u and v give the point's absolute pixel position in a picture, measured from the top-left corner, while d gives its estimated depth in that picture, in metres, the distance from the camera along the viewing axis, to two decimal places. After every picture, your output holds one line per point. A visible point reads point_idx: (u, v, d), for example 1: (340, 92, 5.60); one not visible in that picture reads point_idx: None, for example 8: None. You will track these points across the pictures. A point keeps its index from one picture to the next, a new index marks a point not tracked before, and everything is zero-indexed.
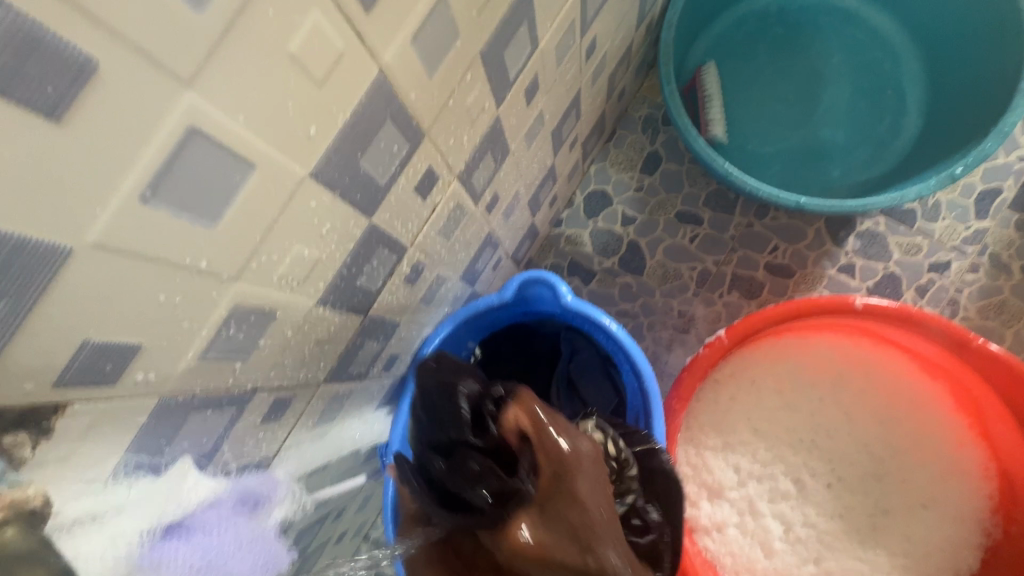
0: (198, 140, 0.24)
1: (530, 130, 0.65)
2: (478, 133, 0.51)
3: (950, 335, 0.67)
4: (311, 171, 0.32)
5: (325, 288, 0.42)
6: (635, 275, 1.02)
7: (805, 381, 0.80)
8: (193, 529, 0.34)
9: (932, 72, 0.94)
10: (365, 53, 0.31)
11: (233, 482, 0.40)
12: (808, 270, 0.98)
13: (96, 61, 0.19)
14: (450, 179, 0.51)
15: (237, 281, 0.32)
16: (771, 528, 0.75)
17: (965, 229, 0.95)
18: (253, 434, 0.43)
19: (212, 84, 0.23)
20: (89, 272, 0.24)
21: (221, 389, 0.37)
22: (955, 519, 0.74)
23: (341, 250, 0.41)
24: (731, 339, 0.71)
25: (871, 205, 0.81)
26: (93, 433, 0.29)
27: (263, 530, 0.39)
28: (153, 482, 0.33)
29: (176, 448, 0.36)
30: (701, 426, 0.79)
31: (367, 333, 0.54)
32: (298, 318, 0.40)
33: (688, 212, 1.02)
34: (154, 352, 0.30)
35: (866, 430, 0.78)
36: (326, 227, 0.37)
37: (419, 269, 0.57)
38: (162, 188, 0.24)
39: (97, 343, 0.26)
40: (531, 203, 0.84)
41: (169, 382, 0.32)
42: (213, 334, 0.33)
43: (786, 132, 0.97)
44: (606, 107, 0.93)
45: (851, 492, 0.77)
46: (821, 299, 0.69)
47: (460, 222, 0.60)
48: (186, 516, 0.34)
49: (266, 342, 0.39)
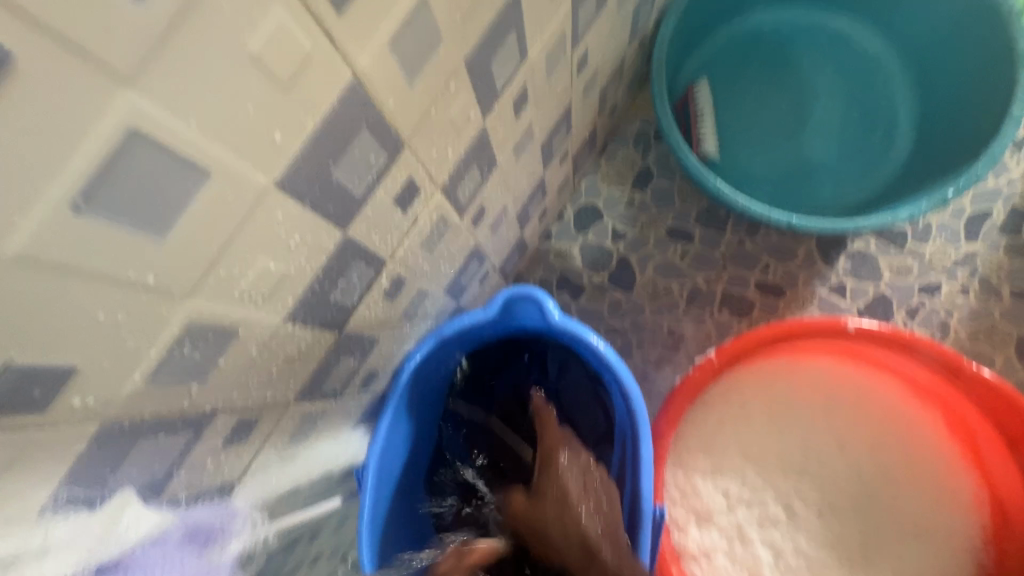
0: (141, 143, 0.22)
1: (519, 143, 0.63)
2: (463, 145, 0.50)
3: (945, 361, 0.66)
4: (275, 180, 0.30)
5: (294, 304, 0.39)
6: (625, 292, 1.00)
7: (797, 405, 0.78)
8: (132, 570, 0.33)
9: (923, 94, 0.95)
10: (337, 56, 0.29)
11: (184, 514, 0.38)
12: (798, 289, 0.97)
13: (14, 55, 0.17)
14: (432, 191, 0.49)
15: (191, 297, 0.29)
16: (761, 556, 0.73)
17: (955, 252, 0.95)
18: (214, 458, 0.40)
19: (157, 83, 0.21)
20: (10, 288, 0.21)
21: (175, 413, 0.34)
22: (947, 548, 0.72)
23: (312, 264, 0.38)
24: (721, 360, 0.70)
25: (862, 226, 0.80)
26: (21, 464, 0.26)
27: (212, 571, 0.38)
28: (88, 517, 0.30)
29: (122, 476, 0.32)
30: (689, 449, 0.76)
31: (342, 349, 0.51)
32: (263, 336, 0.38)
33: (678, 229, 1.01)
34: (93, 375, 0.27)
35: (857, 455, 0.76)
36: (295, 240, 0.35)
37: (400, 284, 0.55)
38: (98, 195, 0.22)
39: (21, 366, 0.23)
40: (520, 217, 0.82)
41: (113, 407, 0.29)
42: (163, 355, 0.30)
43: (777, 151, 0.97)
44: (598, 121, 0.92)
45: (842, 519, 0.74)
46: (813, 321, 0.68)
47: (444, 235, 0.58)
48: (125, 556, 0.33)
49: (226, 361, 0.36)
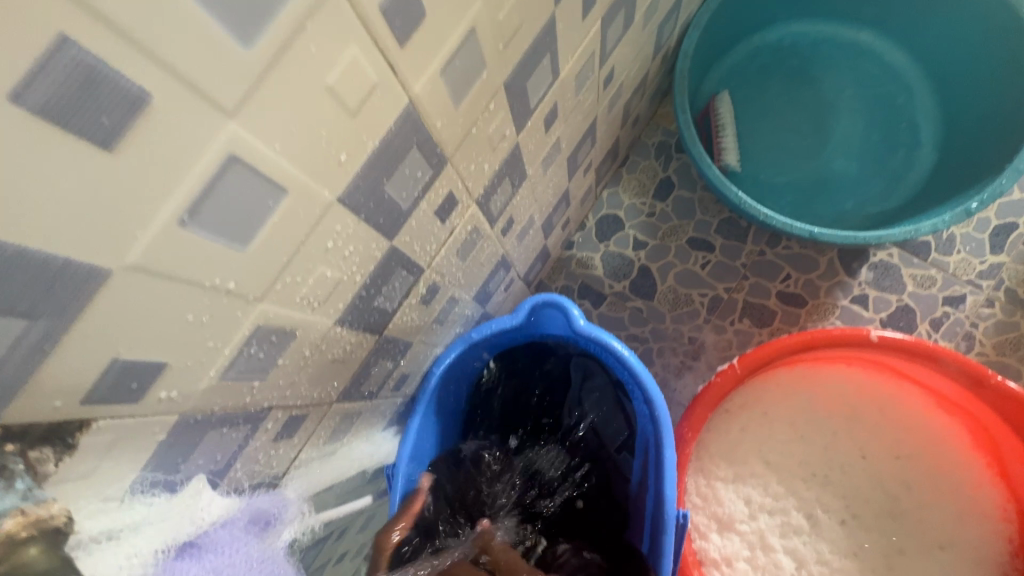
0: (235, 166, 0.25)
1: (547, 157, 0.66)
2: (499, 159, 0.52)
3: (968, 373, 0.66)
4: (338, 195, 0.33)
5: (343, 308, 0.42)
6: (646, 300, 1.02)
7: (819, 414, 0.79)
8: (204, 549, 0.36)
9: (946, 107, 0.95)
10: (397, 85, 0.32)
11: (246, 501, 0.41)
12: (820, 299, 0.98)
13: (150, 95, 0.20)
14: (469, 204, 0.52)
15: (261, 301, 0.32)
16: (783, 564, 0.74)
17: (980, 264, 0.94)
18: (266, 452, 0.43)
19: (253, 114, 0.24)
20: (123, 292, 0.24)
21: (239, 408, 0.37)
22: (974, 562, 0.71)
23: (362, 272, 0.41)
24: (743, 369, 0.71)
25: (885, 238, 0.81)
26: (114, 450, 0.29)
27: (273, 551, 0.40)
28: (169, 500, 0.34)
29: (191, 466, 0.35)
30: (711, 456, 0.77)
31: (381, 352, 0.54)
32: (316, 338, 0.41)
33: (699, 239, 1.03)
34: (178, 371, 0.30)
35: (880, 465, 0.77)
36: (349, 249, 0.38)
37: (434, 291, 0.57)
38: (199, 212, 0.25)
39: (125, 362, 0.26)
40: (544, 226, 0.85)
41: (191, 400, 0.32)
42: (235, 353, 0.33)
43: (798, 163, 0.98)
44: (621, 133, 0.94)
45: (865, 529, 0.75)
46: (835, 331, 0.69)
47: (476, 245, 0.61)
48: (200, 536, 0.36)
49: (284, 361, 0.39)
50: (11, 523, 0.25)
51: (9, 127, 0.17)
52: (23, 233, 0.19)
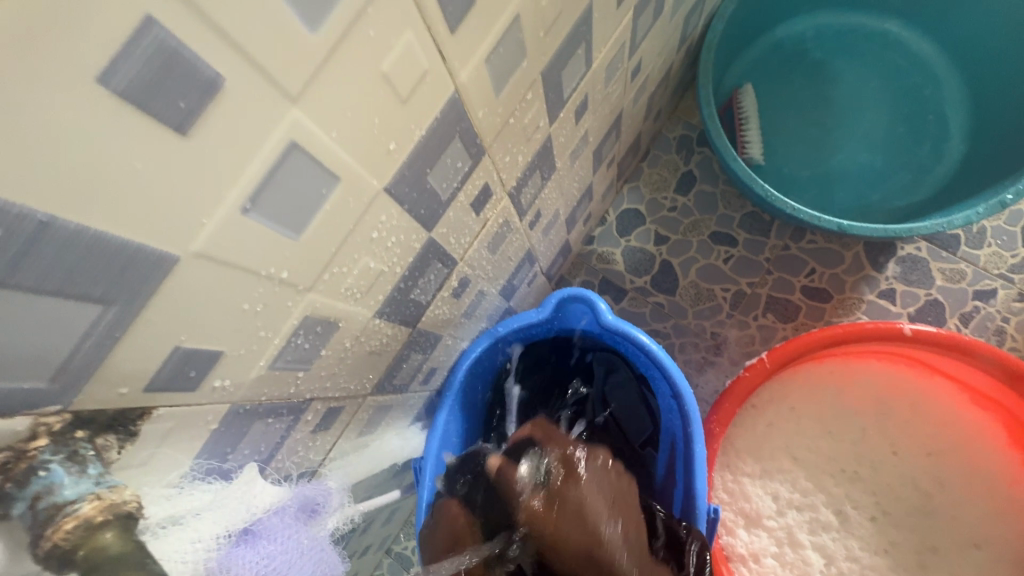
0: (296, 154, 0.25)
1: (575, 150, 0.65)
2: (531, 151, 0.52)
3: (1005, 367, 0.65)
4: (385, 185, 0.33)
5: (383, 300, 0.42)
6: (668, 295, 1.01)
7: (848, 410, 0.78)
8: (257, 536, 0.36)
9: (976, 97, 0.93)
10: (445, 72, 0.31)
11: (296, 490, 0.41)
12: (845, 294, 0.96)
13: (224, 80, 0.20)
14: (501, 196, 0.52)
15: (310, 291, 0.32)
16: (812, 560, 0.73)
17: (1012, 257, 0.92)
18: (306, 443, 0.43)
19: (314, 101, 0.24)
20: (188, 279, 0.24)
21: (283, 398, 0.37)
22: (1010, 560, 0.70)
23: (401, 263, 0.41)
24: (773, 363, 0.70)
25: (916, 230, 0.79)
26: (171, 437, 0.29)
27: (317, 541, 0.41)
28: (224, 487, 0.34)
29: (239, 455, 0.35)
30: (738, 451, 0.77)
31: (413, 345, 0.54)
32: (356, 330, 0.41)
33: (722, 233, 1.02)
34: (232, 360, 0.30)
35: (911, 461, 0.75)
36: (391, 240, 0.38)
37: (465, 284, 0.57)
38: (260, 199, 0.25)
39: (186, 350, 0.26)
40: (568, 220, 0.84)
41: (241, 390, 0.32)
42: (283, 344, 0.33)
43: (823, 155, 0.97)
44: (643, 127, 0.93)
45: (896, 525, 0.74)
46: (867, 325, 0.68)
47: (505, 238, 0.61)
48: (253, 522, 0.36)
49: (327, 352, 0.39)
50: (89, 506, 0.26)
51: (91, 111, 0.17)
52: (100, 216, 0.19)
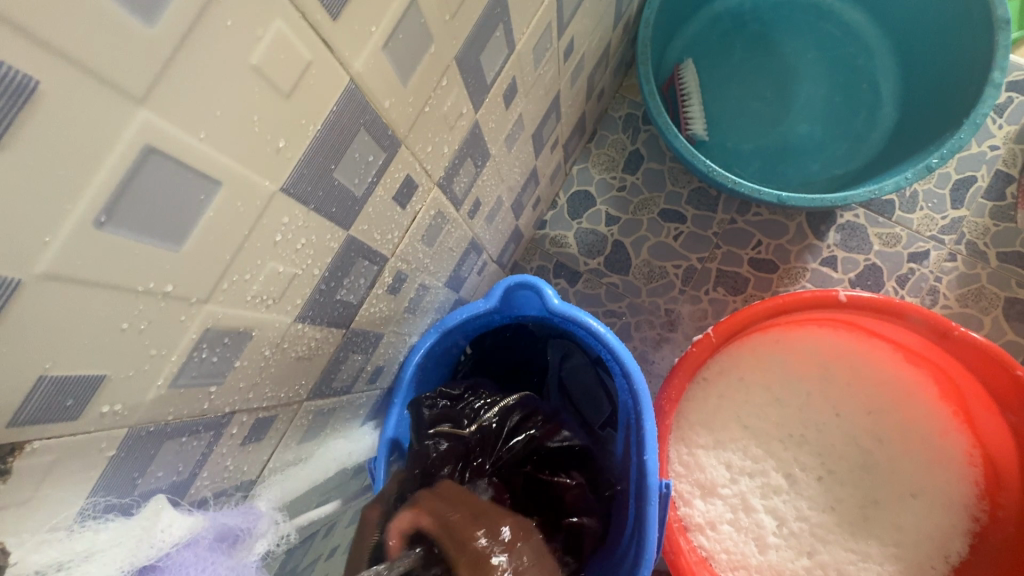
0: (154, 159, 0.23)
1: (510, 134, 0.64)
2: (457, 139, 0.50)
3: (933, 326, 0.67)
4: (281, 184, 0.31)
5: (303, 304, 0.40)
6: (621, 275, 1.02)
7: (794, 377, 0.80)
8: (168, 573, 0.35)
9: (905, 65, 0.96)
10: (333, 62, 0.30)
11: (212, 518, 0.40)
12: (790, 263, 0.99)
13: (36, 82, 0.18)
14: (429, 187, 0.50)
15: (207, 303, 0.30)
16: (765, 523, 0.76)
17: (942, 219, 0.96)
18: (233, 459, 0.42)
19: (168, 99, 0.22)
20: (41, 303, 0.22)
21: (197, 416, 0.35)
22: (945, 507, 0.74)
23: (318, 265, 0.39)
24: (718, 337, 0.71)
25: (850, 198, 0.81)
26: (56, 472, 0.27)
27: (241, 568, 0.39)
28: (124, 523, 0.32)
29: (150, 479, 0.34)
30: (691, 424, 0.78)
31: (350, 346, 0.52)
32: (275, 337, 0.39)
33: (670, 210, 1.03)
34: (120, 383, 0.28)
35: (854, 421, 0.78)
36: (302, 241, 0.36)
37: (402, 279, 0.56)
38: (118, 211, 0.23)
39: (54, 377, 0.24)
40: (514, 206, 0.83)
41: (139, 413, 0.30)
42: (184, 360, 0.31)
43: (764, 128, 0.98)
44: (586, 107, 0.93)
45: (841, 482, 0.77)
46: (804, 294, 0.70)
47: (442, 229, 0.59)
48: (162, 559, 0.35)
49: (243, 363, 0.37)
50: None
51: None
52: None
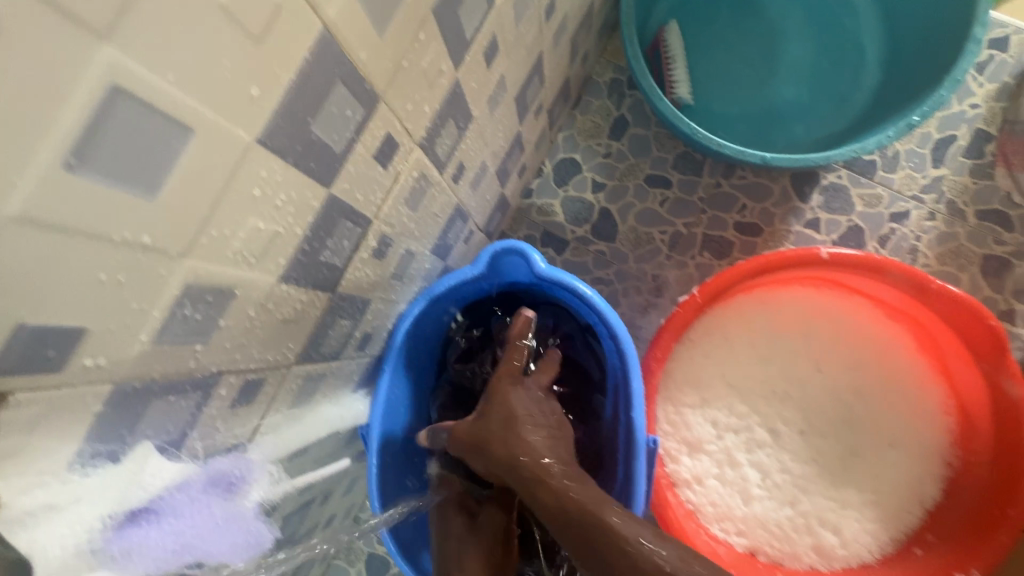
0: (123, 100, 0.22)
1: (493, 96, 0.63)
2: (438, 98, 0.50)
3: (912, 282, 0.69)
4: (256, 135, 0.31)
5: (286, 264, 0.40)
6: (608, 243, 1.02)
7: (777, 336, 0.81)
8: (162, 513, 0.35)
9: (890, 23, 0.95)
10: (305, 6, 0.29)
11: (203, 465, 0.40)
12: (775, 226, 1.00)
13: None
14: (411, 147, 0.50)
15: (187, 257, 0.30)
16: (749, 477, 0.78)
17: (923, 178, 0.97)
18: (224, 420, 0.42)
19: (134, 37, 0.22)
20: (15, 249, 0.22)
21: (184, 374, 0.35)
22: (920, 455, 0.77)
23: (300, 224, 0.39)
24: (703, 297, 0.72)
25: (833, 158, 0.82)
26: (42, 426, 0.28)
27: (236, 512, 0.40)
28: (113, 469, 0.33)
29: (139, 437, 0.34)
30: (678, 384, 0.80)
31: (336, 311, 0.52)
32: (259, 297, 0.39)
33: (656, 176, 1.03)
34: (102, 336, 0.28)
35: (835, 376, 0.80)
36: (282, 198, 0.36)
37: (387, 244, 0.56)
38: (88, 154, 0.22)
39: (34, 327, 0.24)
40: (499, 173, 0.83)
41: (124, 368, 0.30)
42: (167, 316, 0.31)
43: (749, 90, 0.98)
44: (570, 72, 0.92)
45: (822, 435, 0.79)
46: (787, 253, 0.71)
47: (426, 193, 0.59)
48: (155, 500, 0.35)
49: (227, 323, 0.37)
50: None
51: None
52: None
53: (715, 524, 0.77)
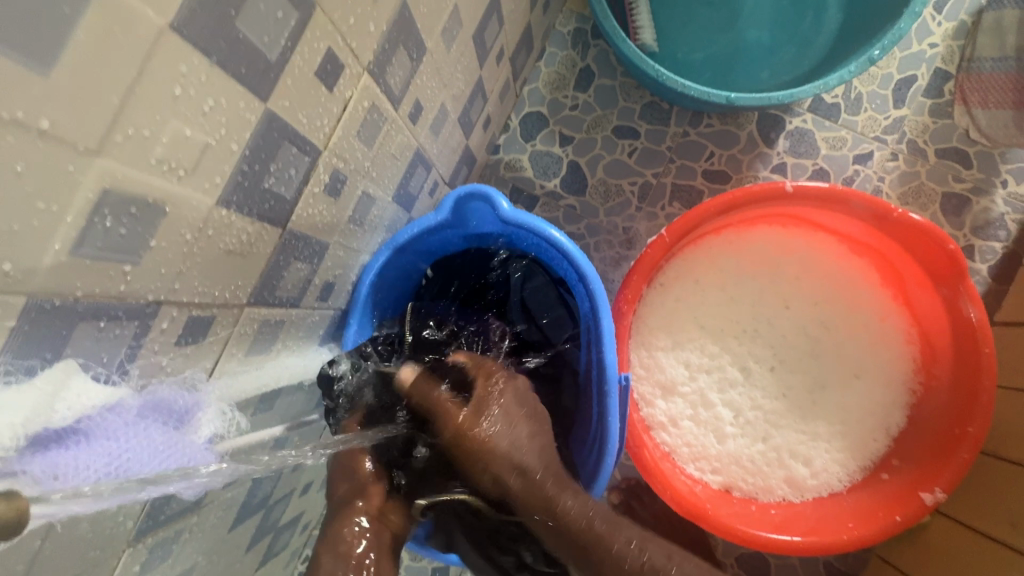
0: None
1: (447, 29, 0.60)
2: (384, 18, 0.47)
3: (874, 210, 0.69)
4: (169, 21, 0.28)
5: (224, 185, 0.38)
6: (578, 196, 1.01)
7: (745, 276, 0.82)
8: (91, 436, 0.33)
9: None
10: None
11: (144, 394, 0.38)
12: (742, 173, 1.00)
13: None
14: (358, 71, 0.47)
15: (99, 155, 0.28)
16: (722, 415, 0.79)
17: (885, 119, 0.98)
18: (169, 355, 0.40)
19: None
20: None
21: (113, 298, 0.33)
22: (885, 385, 0.79)
23: (235, 139, 0.36)
24: (672, 237, 0.72)
25: (796, 95, 0.81)
26: None
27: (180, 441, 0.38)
28: (31, 386, 0.30)
29: (68, 362, 0.32)
30: (650, 328, 0.80)
31: (289, 250, 0.50)
32: (195, 220, 0.36)
33: (624, 126, 1.01)
34: (3, 237, 0.26)
35: (803, 313, 0.81)
36: (209, 103, 0.33)
37: (340, 181, 0.53)
38: None
39: None
40: (462, 121, 0.80)
41: (38, 279, 0.28)
42: (83, 224, 0.29)
43: (714, 35, 0.96)
44: (532, 18, 0.89)
45: (792, 372, 0.80)
46: (752, 188, 0.70)
47: (380, 129, 0.56)
48: (82, 422, 0.33)
49: (159, 244, 0.35)
50: None
51: None
52: None
53: (691, 464, 0.78)
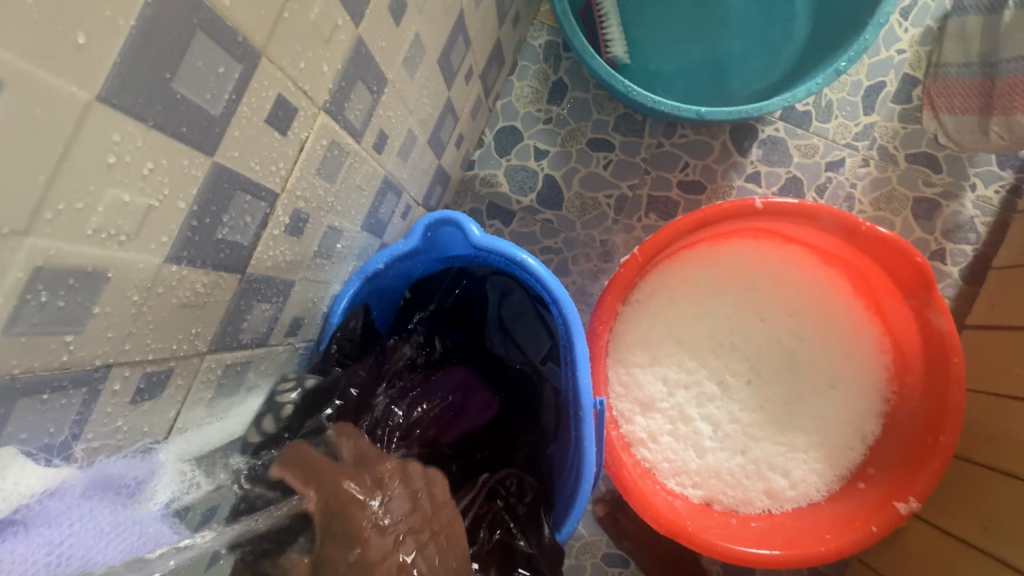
0: None
1: (409, 57, 0.59)
2: (338, 57, 0.46)
3: (843, 225, 0.70)
4: (96, 92, 0.27)
5: (173, 242, 0.37)
6: (555, 211, 1.01)
7: (720, 290, 0.82)
8: (32, 524, 0.34)
9: None
10: None
11: (93, 468, 0.38)
12: (717, 183, 1.00)
13: None
14: (314, 112, 0.46)
15: (28, 234, 0.27)
16: (701, 430, 0.80)
17: (855, 126, 0.98)
18: (123, 417, 0.39)
19: None
20: None
21: (54, 368, 0.32)
22: (860, 393, 0.80)
23: (181, 196, 0.36)
24: (644, 256, 0.72)
25: (765, 108, 0.82)
26: None
27: (128, 518, 0.38)
28: None
29: (9, 439, 0.32)
30: (628, 345, 0.80)
31: (251, 294, 0.49)
32: (143, 281, 0.36)
33: (599, 139, 1.01)
34: None
35: (777, 326, 0.82)
36: (149, 165, 0.32)
37: (302, 220, 0.52)
38: None
39: None
40: (433, 143, 0.79)
41: None
42: (16, 303, 0.28)
43: (684, 46, 0.96)
44: (501, 35, 0.88)
45: (768, 384, 0.81)
46: (722, 206, 0.70)
47: (343, 163, 0.55)
48: (21, 511, 0.33)
49: (103, 310, 0.34)
50: None
51: None
52: None
53: (671, 479, 0.79)
